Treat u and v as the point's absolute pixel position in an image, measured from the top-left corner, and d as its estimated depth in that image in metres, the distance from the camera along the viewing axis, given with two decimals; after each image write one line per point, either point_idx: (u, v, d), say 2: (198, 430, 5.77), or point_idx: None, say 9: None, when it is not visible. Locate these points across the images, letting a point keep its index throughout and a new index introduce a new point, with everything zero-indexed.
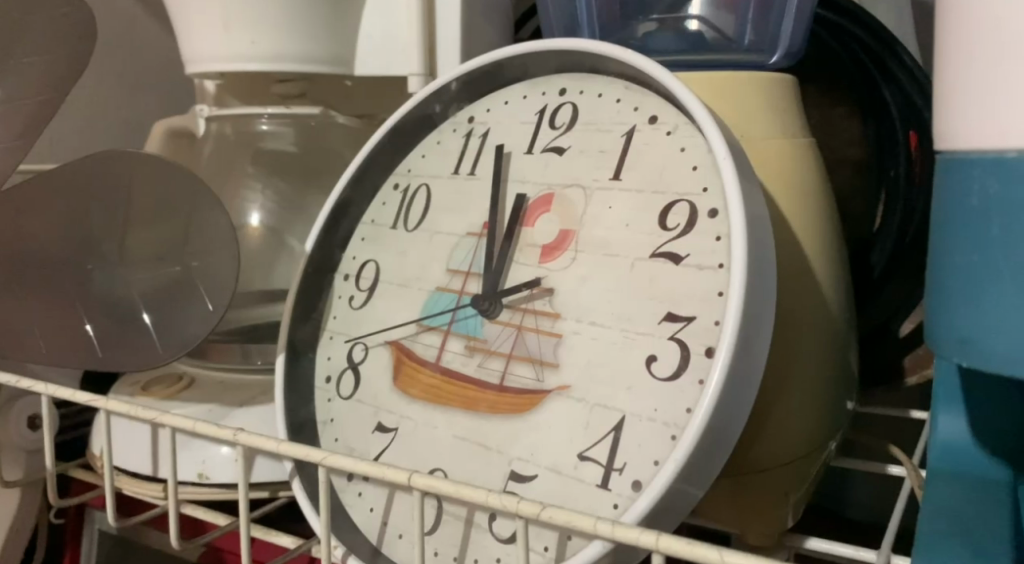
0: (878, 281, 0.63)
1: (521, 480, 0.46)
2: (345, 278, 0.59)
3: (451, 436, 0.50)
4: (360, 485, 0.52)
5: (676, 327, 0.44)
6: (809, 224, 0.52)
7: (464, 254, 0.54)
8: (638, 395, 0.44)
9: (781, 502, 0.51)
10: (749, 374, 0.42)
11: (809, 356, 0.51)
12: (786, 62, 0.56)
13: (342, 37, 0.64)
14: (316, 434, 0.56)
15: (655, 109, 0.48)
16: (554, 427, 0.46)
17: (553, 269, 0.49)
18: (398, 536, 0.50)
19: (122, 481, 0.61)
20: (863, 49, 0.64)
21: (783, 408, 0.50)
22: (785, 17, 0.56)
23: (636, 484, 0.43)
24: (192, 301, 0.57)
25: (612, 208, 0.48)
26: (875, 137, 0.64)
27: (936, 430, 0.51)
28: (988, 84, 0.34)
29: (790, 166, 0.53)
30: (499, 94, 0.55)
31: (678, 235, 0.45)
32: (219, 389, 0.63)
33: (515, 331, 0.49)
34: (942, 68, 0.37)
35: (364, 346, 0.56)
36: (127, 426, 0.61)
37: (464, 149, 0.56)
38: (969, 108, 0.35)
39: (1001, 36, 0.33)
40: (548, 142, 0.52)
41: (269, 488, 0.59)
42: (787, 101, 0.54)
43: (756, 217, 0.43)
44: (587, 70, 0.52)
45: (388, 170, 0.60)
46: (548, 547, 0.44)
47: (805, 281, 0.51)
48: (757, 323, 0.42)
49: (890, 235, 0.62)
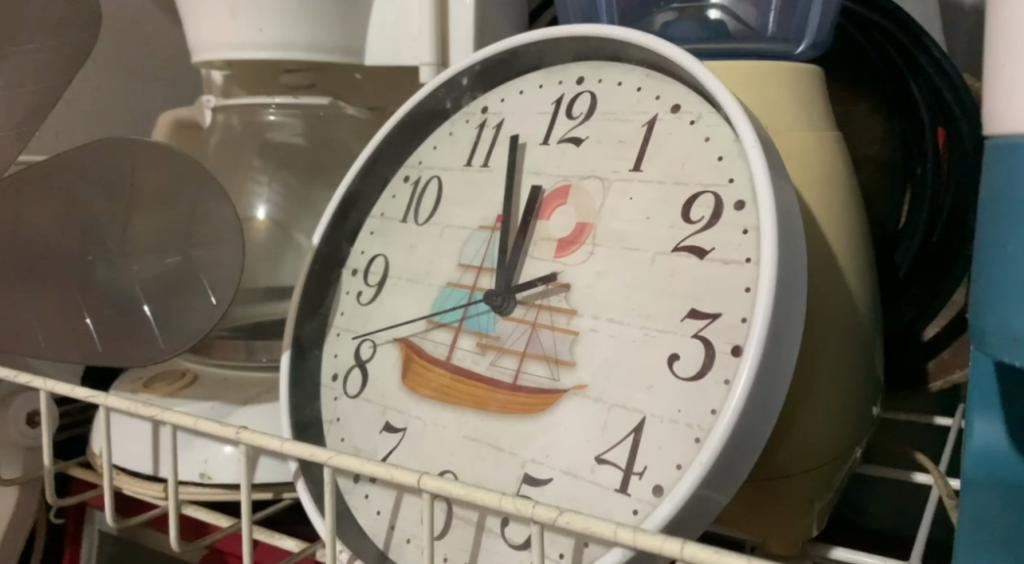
0: (904, 281, 0.60)
1: (534, 483, 0.44)
2: (352, 273, 0.58)
3: (462, 437, 0.48)
4: (367, 487, 0.50)
5: (699, 325, 0.42)
6: (836, 218, 0.50)
7: (477, 248, 0.52)
8: (658, 396, 0.42)
9: (805, 511, 0.49)
10: (779, 374, 0.40)
11: (837, 357, 0.49)
12: (813, 52, 0.54)
13: (354, 25, 0.62)
14: (322, 434, 0.54)
15: (678, 98, 0.46)
16: (569, 428, 0.44)
17: (569, 263, 0.47)
18: (405, 541, 0.48)
19: (122, 480, 0.60)
20: (892, 42, 0.61)
21: (808, 412, 0.48)
22: (812, 6, 0.54)
23: (657, 489, 0.41)
24: (193, 292, 0.56)
25: (633, 200, 0.46)
26: (901, 134, 0.62)
27: (971, 436, 0.48)
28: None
29: (818, 158, 0.51)
30: (514, 84, 0.53)
31: (701, 228, 0.43)
32: (221, 387, 0.61)
33: (529, 328, 0.47)
34: (992, 46, 0.34)
35: (372, 343, 0.55)
36: (127, 424, 0.59)
37: (477, 140, 0.54)
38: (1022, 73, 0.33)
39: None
40: (565, 132, 0.50)
41: (273, 489, 0.57)
42: (813, 92, 0.52)
43: (785, 210, 0.41)
44: (606, 58, 0.50)
45: (398, 161, 0.58)
46: (563, 554, 0.42)
47: (831, 279, 0.49)
48: (787, 321, 0.40)
49: (916, 234, 0.60)
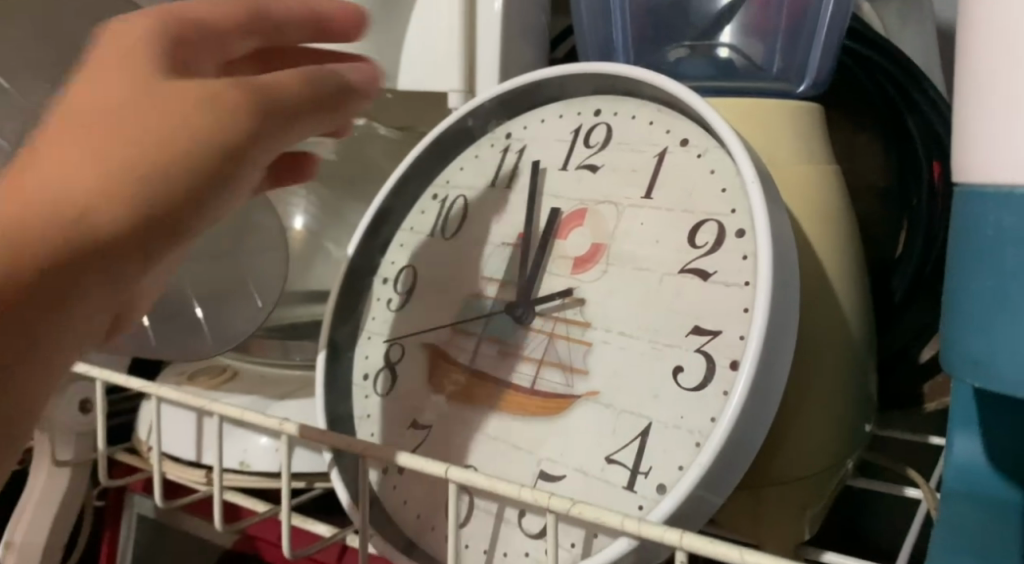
0: (900, 305, 0.64)
1: (550, 479, 0.49)
2: (383, 281, 0.62)
3: (483, 435, 0.53)
4: (396, 479, 0.55)
5: (701, 340, 0.46)
6: (836, 248, 0.55)
7: (500, 262, 0.57)
8: (664, 403, 0.47)
9: (797, 513, 0.54)
10: (771, 387, 0.44)
11: (827, 372, 0.53)
12: (814, 90, 0.59)
13: (388, 50, 0.67)
14: (353, 428, 0.59)
15: (686, 133, 0.51)
16: (583, 431, 0.49)
17: (583, 280, 0.52)
18: (430, 529, 0.53)
19: (168, 466, 0.65)
20: (891, 81, 0.66)
21: (799, 421, 0.53)
22: (813, 46, 0.58)
23: (660, 487, 0.45)
24: (241, 298, 0.63)
25: (643, 225, 0.51)
26: (898, 165, 0.67)
27: (953, 452, 0.53)
28: (998, 109, 0.37)
29: (819, 192, 0.55)
30: (535, 113, 0.58)
31: (705, 253, 0.48)
32: (260, 382, 0.67)
33: (546, 338, 0.52)
34: (964, 101, 0.39)
35: (401, 346, 0.59)
36: (173, 414, 0.64)
37: (501, 162, 0.59)
38: (986, 129, 0.38)
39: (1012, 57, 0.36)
40: (582, 160, 0.55)
41: (307, 479, 0.63)
42: (813, 129, 0.57)
43: (781, 240, 0.46)
44: (621, 93, 0.54)
45: (427, 180, 0.63)
46: (575, 544, 0.47)
47: (823, 299, 0.54)
48: (779, 339, 0.44)
49: (912, 261, 0.64)
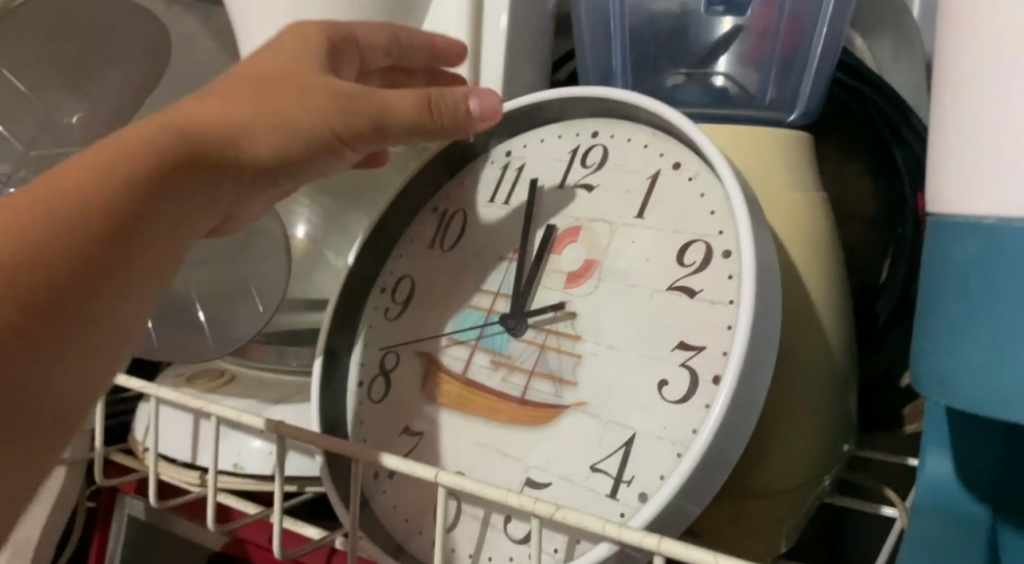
0: (883, 328, 0.66)
1: (535, 486, 0.50)
2: (381, 291, 0.64)
3: (474, 443, 0.54)
4: (386, 483, 0.57)
5: (687, 355, 0.48)
6: (821, 271, 0.57)
7: (496, 275, 0.58)
8: (648, 415, 0.48)
9: (776, 528, 0.55)
10: (751, 401, 0.46)
11: (809, 393, 0.55)
12: (803, 120, 0.62)
13: None
14: (346, 433, 0.61)
15: (678, 156, 0.53)
16: (569, 440, 0.50)
17: (576, 294, 0.54)
18: (417, 533, 0.54)
19: (163, 466, 0.66)
20: (880, 113, 0.68)
21: (780, 439, 0.54)
22: (805, 78, 0.61)
23: (642, 496, 0.47)
24: (241, 303, 0.66)
25: (634, 243, 0.53)
26: (886, 196, 0.69)
27: (925, 470, 0.54)
28: (971, 143, 0.38)
29: (806, 216, 0.57)
30: (536, 132, 0.60)
31: (693, 271, 0.50)
32: (257, 386, 0.68)
33: (538, 349, 0.54)
34: (941, 134, 0.41)
35: (396, 355, 0.61)
36: (170, 415, 0.65)
37: (500, 179, 0.61)
38: (959, 161, 0.39)
39: (991, 83, 0.37)
40: (578, 179, 0.57)
41: (299, 482, 0.64)
42: (802, 156, 0.59)
43: (766, 261, 0.48)
44: (617, 116, 0.56)
45: (428, 193, 0.65)
46: (558, 549, 0.48)
47: (806, 322, 0.56)
48: (761, 355, 0.46)
49: (895, 286, 0.66)
